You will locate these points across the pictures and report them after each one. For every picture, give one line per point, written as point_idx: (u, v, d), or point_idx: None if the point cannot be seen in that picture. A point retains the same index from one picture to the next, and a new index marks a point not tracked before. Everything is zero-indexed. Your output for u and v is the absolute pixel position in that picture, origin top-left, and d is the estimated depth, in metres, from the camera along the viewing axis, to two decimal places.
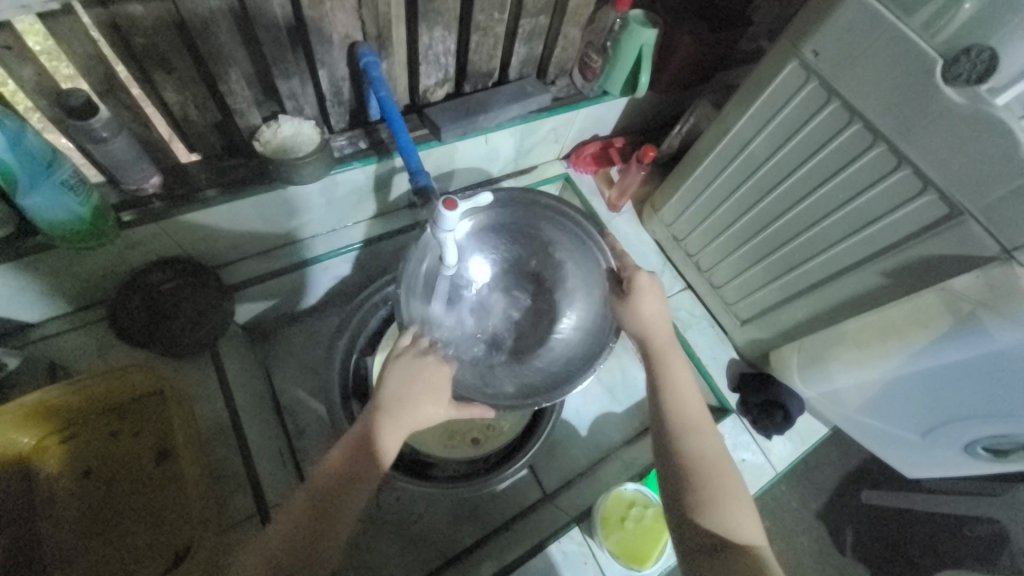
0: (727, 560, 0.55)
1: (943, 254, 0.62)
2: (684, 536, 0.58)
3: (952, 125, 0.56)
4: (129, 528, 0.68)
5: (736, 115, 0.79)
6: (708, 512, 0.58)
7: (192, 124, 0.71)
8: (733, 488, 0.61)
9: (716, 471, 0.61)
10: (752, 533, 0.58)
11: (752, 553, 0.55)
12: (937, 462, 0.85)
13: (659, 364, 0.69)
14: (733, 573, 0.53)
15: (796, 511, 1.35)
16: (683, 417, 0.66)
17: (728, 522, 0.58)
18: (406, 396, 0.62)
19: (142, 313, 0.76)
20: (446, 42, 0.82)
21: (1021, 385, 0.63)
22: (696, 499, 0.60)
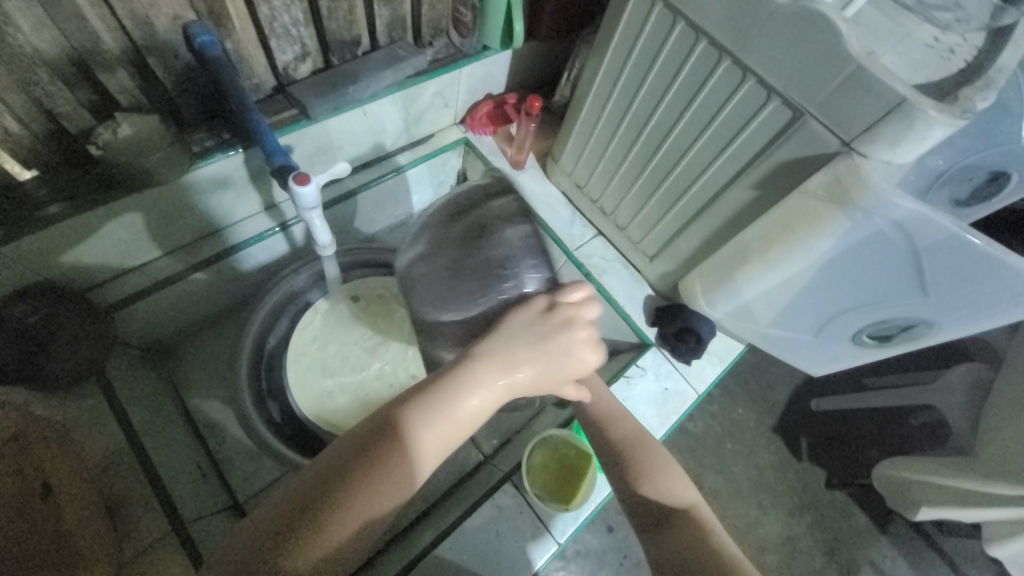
0: (672, 528, 0.57)
1: (798, 157, 0.64)
2: (637, 511, 0.61)
3: (781, 26, 0.57)
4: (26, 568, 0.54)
5: (603, 51, 0.79)
6: (647, 484, 0.61)
7: (14, 137, 0.65)
8: (663, 461, 0.64)
9: (646, 450, 0.65)
10: (688, 494, 0.61)
11: (691, 512, 0.59)
12: (834, 358, 0.90)
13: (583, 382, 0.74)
14: (677, 538, 0.56)
15: (755, 430, 1.43)
16: (606, 408, 0.70)
17: (665, 489, 0.61)
18: (514, 357, 0.55)
19: (13, 348, 0.69)
20: (292, 12, 0.77)
21: (900, 271, 0.67)
22: (636, 474, 0.62)
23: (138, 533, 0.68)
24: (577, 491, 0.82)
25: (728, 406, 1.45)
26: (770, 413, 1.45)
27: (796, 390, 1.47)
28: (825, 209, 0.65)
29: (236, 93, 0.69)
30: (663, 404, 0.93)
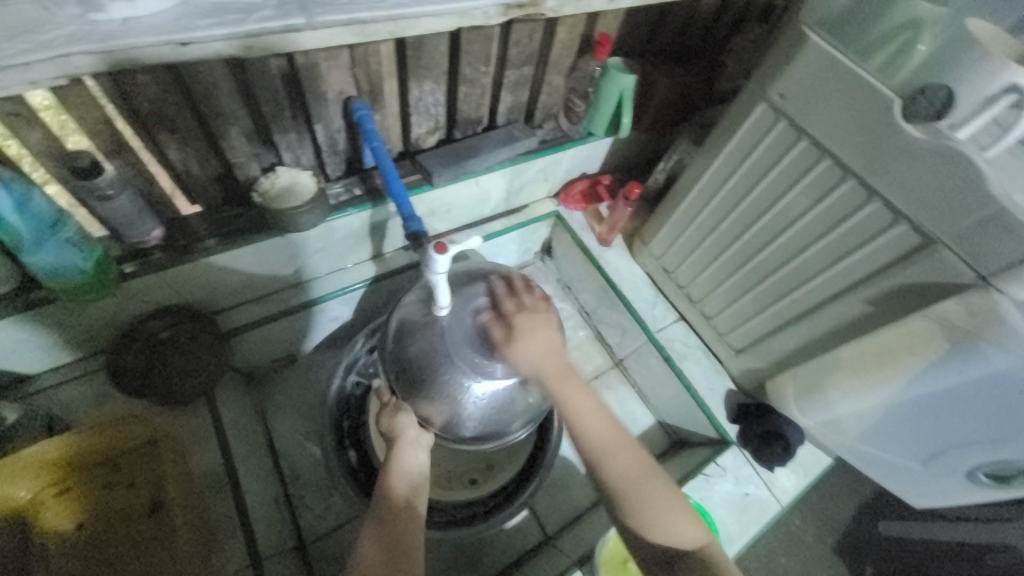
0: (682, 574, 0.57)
1: (925, 281, 0.64)
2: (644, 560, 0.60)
3: (916, 158, 0.59)
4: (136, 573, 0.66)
5: (713, 154, 0.83)
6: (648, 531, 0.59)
7: (194, 178, 0.74)
8: (667, 498, 0.61)
9: (641, 486, 0.61)
10: (695, 532, 0.60)
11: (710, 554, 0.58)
12: (942, 489, 0.83)
13: (563, 399, 0.63)
14: None
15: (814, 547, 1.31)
16: (597, 436, 0.62)
17: (670, 529, 0.59)
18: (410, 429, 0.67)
19: (141, 361, 0.77)
20: (435, 94, 0.87)
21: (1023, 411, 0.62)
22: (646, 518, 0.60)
23: (219, 559, 0.70)
24: None
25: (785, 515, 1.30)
26: (832, 531, 1.29)
27: (861, 508, 1.31)
28: (943, 338, 0.63)
29: (382, 155, 0.77)
30: (744, 512, 0.89)
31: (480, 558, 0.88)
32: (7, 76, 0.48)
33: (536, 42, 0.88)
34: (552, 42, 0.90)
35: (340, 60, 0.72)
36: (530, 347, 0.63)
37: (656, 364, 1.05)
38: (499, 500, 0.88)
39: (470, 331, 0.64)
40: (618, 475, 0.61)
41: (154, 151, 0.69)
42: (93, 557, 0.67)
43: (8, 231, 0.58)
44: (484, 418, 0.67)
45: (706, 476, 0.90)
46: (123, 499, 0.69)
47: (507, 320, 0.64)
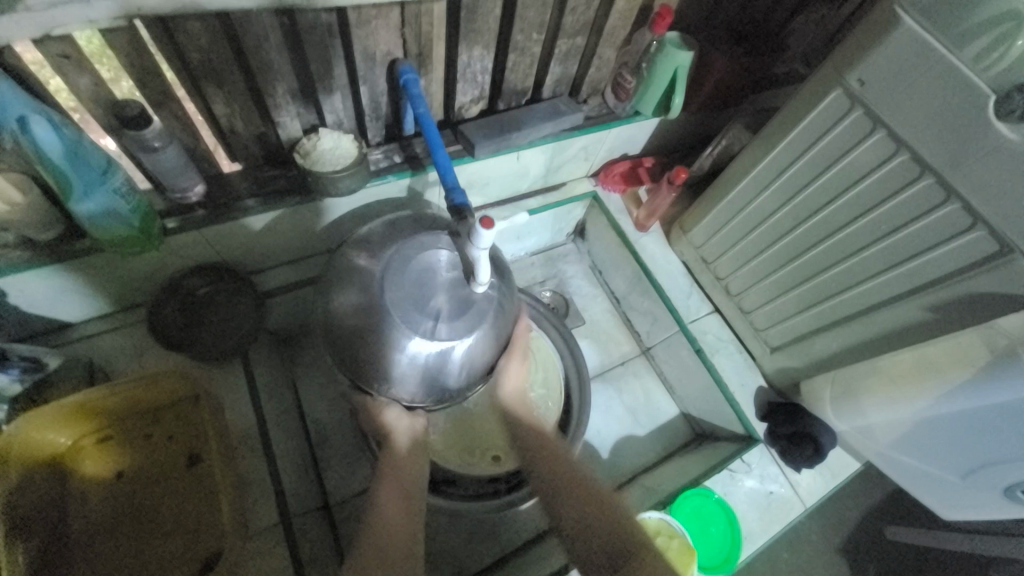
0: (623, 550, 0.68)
1: (996, 291, 0.60)
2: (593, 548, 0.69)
3: (1008, 158, 0.55)
4: (169, 527, 0.67)
5: (773, 142, 0.78)
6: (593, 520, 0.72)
7: (237, 135, 0.72)
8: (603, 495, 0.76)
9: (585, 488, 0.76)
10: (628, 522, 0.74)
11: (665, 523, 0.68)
12: (975, 503, 0.81)
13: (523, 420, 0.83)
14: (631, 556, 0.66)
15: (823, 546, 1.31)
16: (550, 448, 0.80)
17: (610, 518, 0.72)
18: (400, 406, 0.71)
19: (178, 317, 0.77)
20: (484, 61, 0.82)
21: None
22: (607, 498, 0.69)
23: (255, 517, 0.73)
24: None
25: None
26: (840, 532, 1.28)
27: (872, 511, 1.29)
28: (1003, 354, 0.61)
29: (427, 119, 0.73)
30: (767, 510, 0.88)
31: (498, 533, 0.89)
32: (68, 12, 0.47)
33: (593, 10, 0.83)
34: (609, 11, 0.84)
35: (391, 17, 0.68)
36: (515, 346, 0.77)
37: (685, 354, 1.03)
38: (520, 482, 0.87)
39: (420, 291, 0.65)
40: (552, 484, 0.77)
41: (199, 105, 0.67)
42: (125, 507, 0.67)
43: (58, 177, 0.57)
44: (442, 378, 0.67)
45: (730, 472, 0.90)
46: (160, 453, 0.70)
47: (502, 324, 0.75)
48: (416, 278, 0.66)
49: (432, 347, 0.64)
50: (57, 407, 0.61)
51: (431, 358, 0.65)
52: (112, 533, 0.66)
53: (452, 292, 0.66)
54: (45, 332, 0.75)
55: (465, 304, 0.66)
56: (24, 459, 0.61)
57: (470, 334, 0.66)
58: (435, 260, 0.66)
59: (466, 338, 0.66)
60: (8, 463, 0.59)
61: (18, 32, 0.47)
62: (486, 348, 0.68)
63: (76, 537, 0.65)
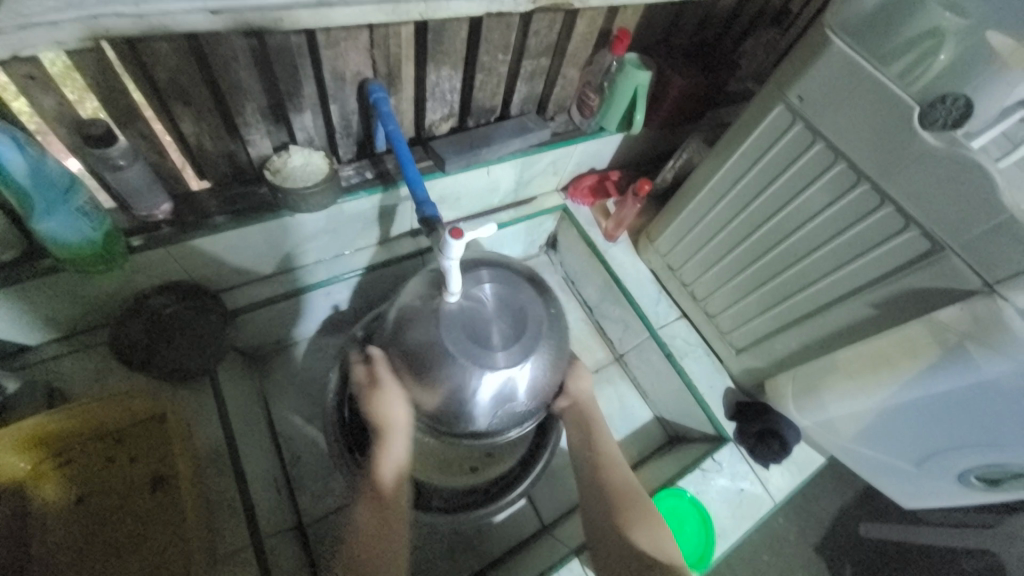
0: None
1: (932, 287, 0.65)
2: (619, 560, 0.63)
3: (931, 165, 0.60)
4: (133, 554, 0.65)
5: (727, 153, 0.83)
6: (634, 530, 0.65)
7: (206, 153, 0.73)
8: (652, 511, 0.68)
9: (633, 501, 0.68)
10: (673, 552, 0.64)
11: (675, 568, 0.61)
12: (930, 490, 0.85)
13: (586, 418, 0.76)
14: None
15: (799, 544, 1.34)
16: (607, 452, 0.73)
17: (653, 539, 0.65)
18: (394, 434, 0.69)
19: (144, 337, 0.75)
20: (452, 81, 0.85)
21: (1007, 416, 0.65)
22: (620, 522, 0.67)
23: (225, 539, 0.68)
24: None
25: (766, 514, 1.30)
26: (814, 531, 1.30)
27: (843, 509, 1.33)
28: (931, 346, 0.67)
29: (395, 134, 0.75)
30: (739, 507, 0.90)
31: (477, 544, 0.89)
32: (37, 34, 0.48)
33: (555, 33, 0.87)
34: (570, 35, 0.88)
35: (359, 39, 0.71)
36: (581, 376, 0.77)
37: (656, 359, 1.06)
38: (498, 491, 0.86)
39: (472, 330, 0.64)
40: (594, 489, 0.71)
41: (167, 124, 0.68)
42: (86, 533, 0.65)
43: (18, 196, 0.56)
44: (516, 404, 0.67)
45: (702, 472, 0.92)
46: (126, 476, 0.68)
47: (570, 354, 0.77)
48: (468, 315, 0.65)
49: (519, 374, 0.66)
50: (12, 431, 0.60)
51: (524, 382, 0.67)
52: (73, 559, 0.63)
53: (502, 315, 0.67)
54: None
55: (519, 327, 0.66)
56: None
57: (532, 354, 0.66)
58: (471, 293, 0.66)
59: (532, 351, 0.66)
60: None
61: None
62: (547, 355, 0.68)
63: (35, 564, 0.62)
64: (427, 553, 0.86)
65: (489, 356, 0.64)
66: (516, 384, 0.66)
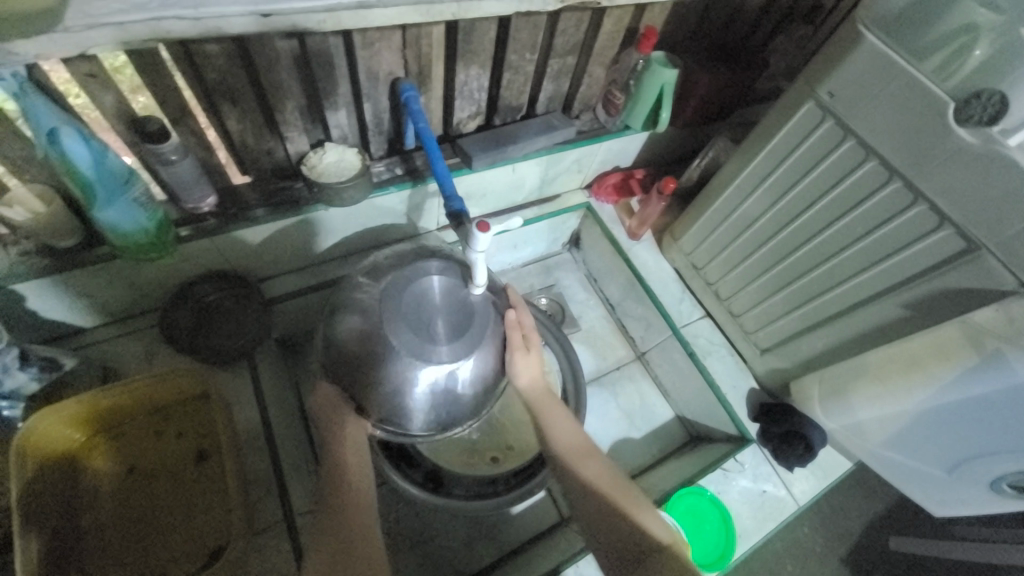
0: (653, 561, 0.59)
1: (965, 288, 0.64)
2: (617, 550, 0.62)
3: (968, 162, 0.59)
4: (176, 523, 0.69)
5: (754, 151, 0.82)
6: (625, 519, 0.64)
7: (248, 149, 0.77)
8: (631, 495, 0.68)
9: (611, 486, 0.68)
10: (663, 532, 0.64)
11: (670, 549, 0.60)
12: (962, 499, 0.83)
13: (546, 411, 0.76)
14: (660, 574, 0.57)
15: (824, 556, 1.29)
16: (574, 445, 0.72)
17: (639, 523, 0.64)
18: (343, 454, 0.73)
19: (189, 322, 0.81)
20: (480, 80, 0.87)
21: None
22: (614, 514, 0.65)
23: (260, 513, 0.74)
24: None
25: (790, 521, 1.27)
26: (842, 542, 1.27)
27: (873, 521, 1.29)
28: (965, 349, 0.65)
29: (425, 131, 0.78)
30: (761, 509, 0.90)
31: (497, 533, 0.90)
32: (103, 33, 0.51)
33: (582, 32, 0.88)
34: (597, 33, 0.90)
35: (393, 39, 0.73)
36: (527, 366, 0.75)
37: (678, 358, 1.06)
38: (519, 481, 0.88)
39: (413, 322, 0.66)
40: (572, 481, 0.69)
41: (213, 120, 0.72)
42: (133, 502, 0.69)
43: (83, 187, 0.61)
44: (456, 398, 0.70)
45: (724, 471, 0.92)
46: (172, 450, 0.73)
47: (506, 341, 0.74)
48: (413, 305, 0.67)
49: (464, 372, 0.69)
50: (77, 404, 0.64)
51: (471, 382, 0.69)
52: (121, 527, 0.67)
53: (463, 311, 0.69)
54: (59, 336, 0.78)
55: (463, 322, 0.68)
56: (40, 452, 0.63)
57: (470, 351, 0.68)
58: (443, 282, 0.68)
59: (476, 345, 0.69)
60: (26, 456, 0.61)
61: (56, 50, 0.51)
62: (488, 352, 0.71)
63: (86, 531, 0.66)
64: (448, 539, 0.89)
65: (429, 346, 0.66)
66: (454, 379, 0.68)
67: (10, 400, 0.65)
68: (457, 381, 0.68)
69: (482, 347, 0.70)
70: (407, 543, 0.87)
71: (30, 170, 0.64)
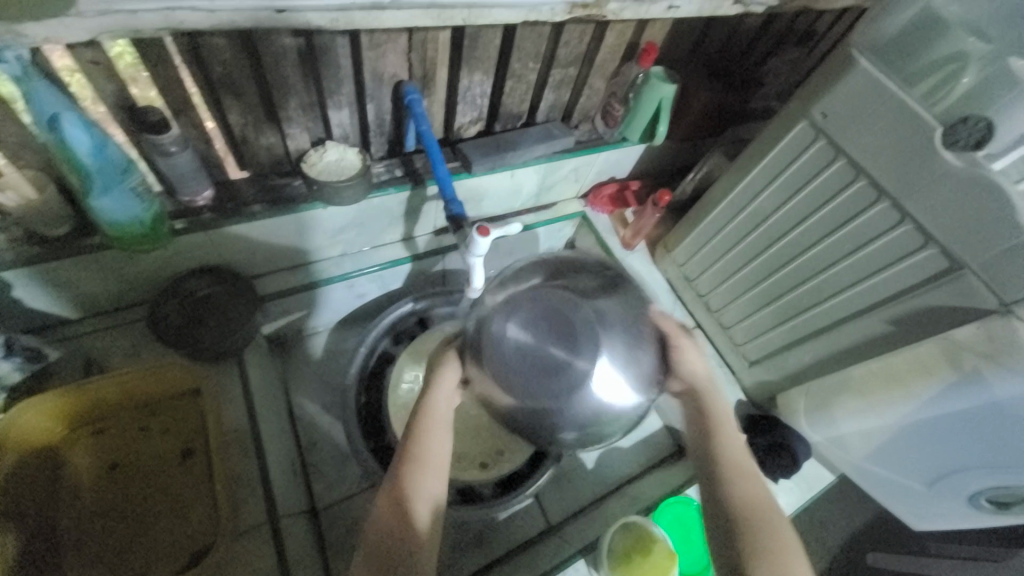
0: None
1: (947, 305, 0.66)
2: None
3: (952, 185, 0.61)
4: (155, 522, 0.67)
5: (748, 167, 0.85)
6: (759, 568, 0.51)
7: (248, 144, 0.77)
8: (784, 535, 0.54)
9: (762, 517, 0.55)
10: None
11: None
12: (941, 512, 0.85)
13: (710, 408, 0.61)
14: None
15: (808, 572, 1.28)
16: (730, 455, 0.59)
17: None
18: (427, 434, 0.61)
19: (178, 318, 0.78)
20: (483, 86, 0.88)
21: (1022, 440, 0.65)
22: (746, 555, 0.52)
23: (244, 514, 0.71)
24: None
25: None
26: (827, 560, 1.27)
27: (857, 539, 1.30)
28: (943, 364, 0.67)
29: (427, 134, 0.78)
30: None
31: (484, 541, 0.89)
32: (115, 21, 0.51)
33: (585, 44, 0.90)
34: (599, 46, 0.91)
35: (399, 42, 0.74)
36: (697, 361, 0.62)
37: None
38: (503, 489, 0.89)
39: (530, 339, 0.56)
40: (711, 496, 0.58)
41: (215, 114, 0.72)
42: (112, 499, 0.67)
43: (81, 174, 0.60)
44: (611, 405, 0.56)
45: None
46: (154, 447, 0.71)
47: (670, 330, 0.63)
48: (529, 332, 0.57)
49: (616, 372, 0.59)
50: (58, 394, 0.63)
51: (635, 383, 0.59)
52: (99, 525, 0.66)
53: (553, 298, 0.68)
54: (44, 327, 0.76)
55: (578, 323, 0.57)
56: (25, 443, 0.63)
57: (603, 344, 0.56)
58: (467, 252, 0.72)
59: (600, 338, 0.56)
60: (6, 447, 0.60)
61: (64, 33, 0.50)
62: (621, 333, 0.58)
63: (68, 524, 0.65)
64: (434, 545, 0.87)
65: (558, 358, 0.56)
66: (596, 382, 0.56)
67: None
68: (610, 387, 0.56)
69: (608, 335, 0.57)
70: None
71: (24, 155, 0.63)
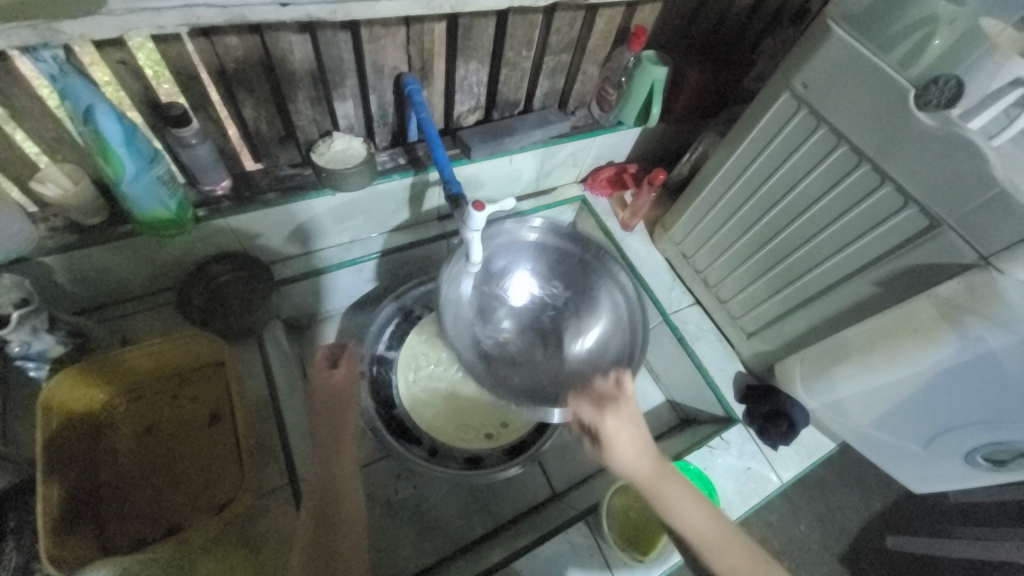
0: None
1: (930, 263, 0.68)
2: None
3: (929, 143, 0.63)
4: (189, 477, 0.75)
5: (737, 142, 0.87)
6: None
7: (261, 137, 0.82)
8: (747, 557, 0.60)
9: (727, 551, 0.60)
10: None
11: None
12: (940, 473, 0.86)
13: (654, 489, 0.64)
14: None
15: (820, 554, 1.25)
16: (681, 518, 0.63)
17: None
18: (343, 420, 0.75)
19: (203, 300, 0.85)
20: (479, 75, 0.93)
21: (1010, 392, 0.67)
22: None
23: (268, 475, 0.78)
24: (651, 548, 0.81)
25: (783, 514, 1.28)
26: (838, 538, 1.26)
27: (871, 519, 1.28)
28: (935, 323, 0.69)
29: (426, 120, 0.83)
30: (745, 485, 0.93)
31: (492, 506, 0.94)
32: (141, 18, 0.55)
33: (576, 31, 0.94)
34: (590, 32, 0.95)
35: (398, 35, 0.79)
36: (622, 431, 0.66)
37: (669, 343, 1.10)
38: (508, 457, 0.92)
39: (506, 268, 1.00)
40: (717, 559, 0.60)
41: (230, 108, 0.77)
42: (150, 459, 0.75)
43: (113, 163, 0.66)
44: None
45: (710, 448, 0.95)
46: (187, 412, 0.79)
47: (599, 399, 0.68)
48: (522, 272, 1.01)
49: (608, 310, 0.97)
50: (101, 362, 0.71)
51: (619, 321, 0.95)
52: (139, 481, 0.73)
53: (563, 257, 1.00)
54: (85, 310, 0.84)
55: None
56: (68, 408, 0.71)
57: None
58: (500, 277, 1.01)
59: None
60: (53, 410, 0.68)
61: (96, 31, 0.55)
62: None
63: (107, 482, 0.72)
64: (443, 510, 0.92)
65: None
66: None
67: (38, 360, 0.72)
68: None
69: None
70: (404, 513, 0.91)
71: (63, 150, 0.70)
